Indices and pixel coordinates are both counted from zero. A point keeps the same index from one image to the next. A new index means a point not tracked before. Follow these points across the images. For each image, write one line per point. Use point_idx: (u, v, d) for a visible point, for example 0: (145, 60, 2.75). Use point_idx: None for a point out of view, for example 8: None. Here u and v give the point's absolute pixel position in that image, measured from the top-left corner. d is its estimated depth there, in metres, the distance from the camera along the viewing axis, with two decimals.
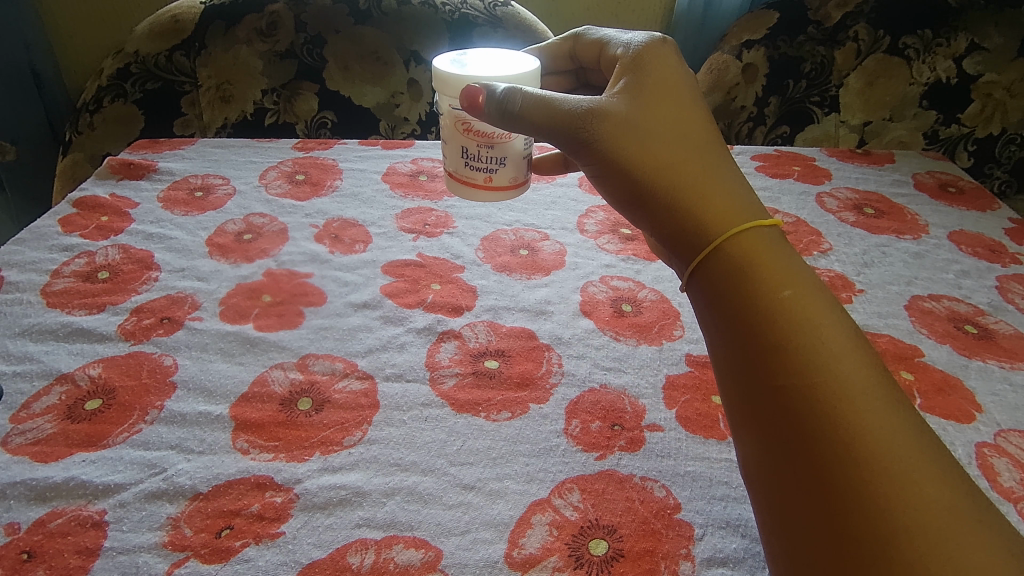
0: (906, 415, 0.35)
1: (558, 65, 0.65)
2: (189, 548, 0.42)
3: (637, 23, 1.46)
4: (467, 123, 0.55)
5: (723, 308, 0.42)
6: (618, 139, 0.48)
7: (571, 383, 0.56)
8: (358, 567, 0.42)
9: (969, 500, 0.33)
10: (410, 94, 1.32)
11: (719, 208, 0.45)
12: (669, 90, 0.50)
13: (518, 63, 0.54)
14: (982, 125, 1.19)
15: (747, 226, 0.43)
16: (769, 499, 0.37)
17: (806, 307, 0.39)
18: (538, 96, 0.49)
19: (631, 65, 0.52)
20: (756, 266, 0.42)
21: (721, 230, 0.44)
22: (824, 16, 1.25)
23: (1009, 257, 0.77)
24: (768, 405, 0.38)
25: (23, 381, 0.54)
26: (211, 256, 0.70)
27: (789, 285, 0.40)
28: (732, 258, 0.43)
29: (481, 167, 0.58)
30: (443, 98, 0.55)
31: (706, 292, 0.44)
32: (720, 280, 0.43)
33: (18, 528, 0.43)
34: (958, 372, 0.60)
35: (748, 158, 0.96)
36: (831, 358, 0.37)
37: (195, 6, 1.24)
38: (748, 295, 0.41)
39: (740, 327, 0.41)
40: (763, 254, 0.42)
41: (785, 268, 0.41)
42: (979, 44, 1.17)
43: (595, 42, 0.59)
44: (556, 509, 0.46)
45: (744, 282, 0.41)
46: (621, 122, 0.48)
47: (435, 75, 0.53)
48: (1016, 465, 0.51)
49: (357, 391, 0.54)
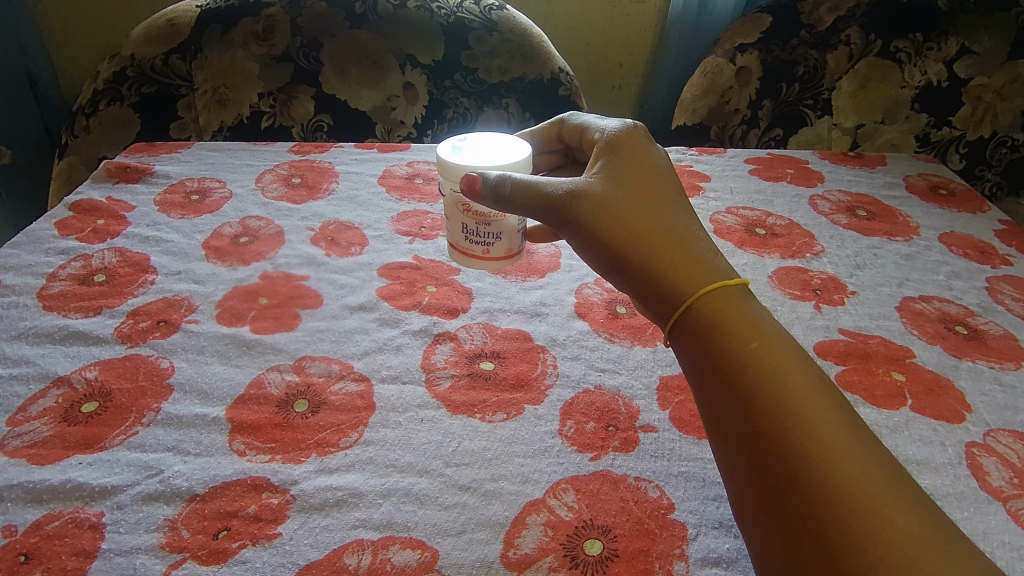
0: (874, 452, 0.36)
1: (546, 147, 0.66)
2: (186, 549, 0.43)
3: (630, 27, 1.48)
4: (466, 203, 0.57)
5: (702, 358, 0.42)
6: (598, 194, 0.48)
7: (566, 384, 0.57)
8: (355, 568, 0.42)
9: (937, 528, 0.33)
10: (406, 98, 1.33)
11: (694, 256, 0.45)
12: (641, 155, 0.51)
13: (512, 150, 0.56)
14: (974, 127, 1.20)
15: (722, 280, 0.43)
16: (759, 547, 0.37)
17: (774, 356, 0.40)
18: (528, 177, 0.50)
19: (604, 139, 0.53)
20: (727, 316, 0.42)
21: (698, 277, 0.44)
22: (817, 20, 1.26)
23: (999, 259, 0.78)
24: (749, 452, 0.38)
25: (20, 384, 0.55)
26: (208, 259, 0.71)
27: (757, 335, 0.41)
28: (706, 310, 0.43)
29: (480, 241, 0.58)
30: (445, 183, 0.57)
31: (687, 347, 0.43)
32: (698, 334, 0.43)
33: (16, 530, 0.43)
34: (948, 373, 0.60)
35: (742, 161, 0.97)
36: (800, 403, 0.37)
37: (191, 10, 1.25)
38: (722, 351, 0.41)
39: (718, 382, 0.41)
40: (732, 305, 0.42)
41: (756, 321, 0.42)
42: (969, 48, 1.18)
43: (579, 128, 0.60)
44: (551, 509, 0.46)
45: (718, 334, 0.42)
46: (601, 188, 0.49)
47: (439, 163, 0.55)
48: (1005, 465, 0.51)
49: (353, 393, 0.55)
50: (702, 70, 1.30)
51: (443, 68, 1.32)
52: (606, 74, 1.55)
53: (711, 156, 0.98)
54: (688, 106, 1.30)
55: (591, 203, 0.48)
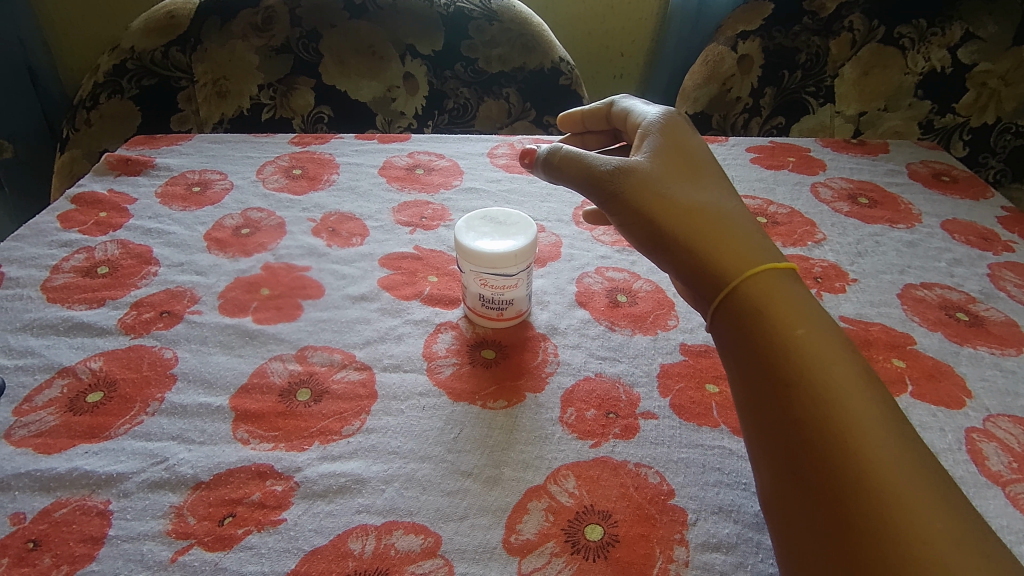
0: (915, 450, 0.36)
1: (595, 124, 0.66)
2: (192, 536, 0.43)
3: (632, 14, 1.48)
4: (483, 277, 0.58)
5: (741, 341, 0.42)
6: (644, 187, 0.50)
7: (567, 372, 0.57)
8: (360, 553, 0.43)
9: (970, 530, 0.33)
10: (406, 88, 1.33)
11: (738, 251, 0.45)
12: (682, 156, 0.52)
13: (519, 230, 0.59)
14: (977, 114, 1.17)
15: (762, 267, 0.44)
16: (783, 520, 0.38)
17: (820, 345, 0.40)
18: (580, 154, 0.54)
19: (646, 126, 0.55)
20: (770, 307, 0.42)
21: (741, 270, 0.44)
22: (819, 7, 1.24)
23: (1001, 245, 0.78)
24: (786, 435, 0.38)
25: (26, 374, 0.55)
26: (210, 251, 0.71)
27: (803, 324, 0.41)
28: (750, 298, 0.43)
29: (496, 306, 0.60)
30: (463, 262, 0.59)
31: (726, 329, 0.44)
32: (737, 318, 0.43)
33: (24, 518, 0.44)
34: (948, 359, 0.60)
35: (743, 149, 0.96)
36: (840, 391, 0.38)
37: (189, 2, 1.24)
38: (764, 335, 0.41)
39: (759, 362, 0.41)
40: (779, 297, 0.42)
41: (801, 310, 0.42)
42: (974, 33, 1.15)
43: (624, 114, 0.61)
44: (552, 495, 0.46)
45: (761, 321, 0.42)
46: (645, 183, 0.50)
47: (459, 245, 0.58)
48: (1005, 450, 0.51)
49: (355, 382, 0.55)
50: (703, 58, 1.30)
51: (443, 59, 1.32)
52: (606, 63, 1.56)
53: (712, 145, 0.98)
54: (690, 95, 1.30)
55: (636, 185, 0.50)
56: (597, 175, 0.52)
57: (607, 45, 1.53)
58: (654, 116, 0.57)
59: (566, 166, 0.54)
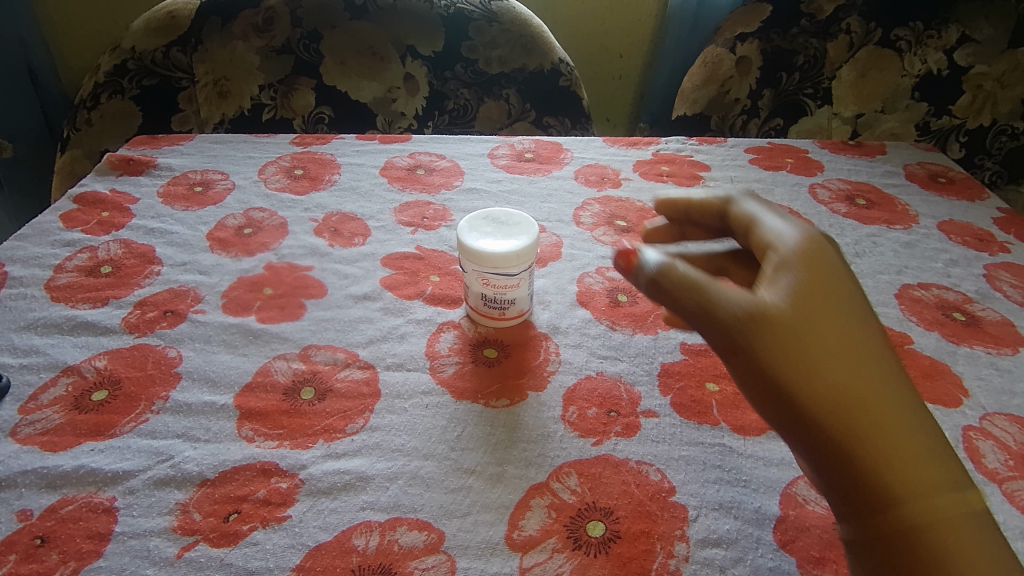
0: None
1: (705, 218, 0.54)
2: (198, 532, 0.44)
3: (631, 16, 1.49)
4: (484, 277, 0.59)
5: (877, 534, 0.36)
6: (783, 349, 0.38)
7: (569, 371, 0.57)
8: (364, 549, 0.43)
9: None
10: (407, 89, 1.33)
11: (894, 440, 0.36)
12: (832, 297, 0.40)
13: (521, 231, 0.60)
14: (973, 116, 1.18)
15: (923, 466, 0.35)
16: None
17: (974, 552, 0.34)
18: (696, 280, 0.42)
19: (781, 249, 0.43)
20: (928, 512, 0.34)
21: (896, 466, 0.35)
22: (817, 9, 1.26)
23: (997, 246, 0.79)
24: None
25: (30, 373, 0.55)
26: (212, 251, 0.71)
27: (959, 530, 0.34)
28: (903, 500, 0.35)
29: (497, 306, 0.60)
30: (465, 261, 0.59)
31: (859, 518, 0.36)
32: (882, 516, 0.35)
33: (30, 515, 0.45)
34: (945, 359, 0.61)
35: (742, 150, 0.97)
36: None
37: (191, 2, 1.25)
38: (910, 538, 0.35)
39: (897, 560, 0.35)
40: (938, 500, 0.35)
41: (959, 513, 0.35)
42: (970, 36, 1.16)
43: (750, 222, 0.48)
44: (554, 492, 0.47)
45: (910, 523, 0.35)
46: (782, 340, 0.38)
47: (460, 244, 0.59)
48: (1001, 448, 0.52)
49: (359, 380, 0.56)
50: (702, 60, 1.32)
51: (443, 60, 1.32)
52: (606, 65, 1.57)
53: (711, 146, 0.98)
54: (689, 96, 1.33)
55: (774, 341, 0.38)
56: (719, 321, 0.40)
57: (606, 47, 1.54)
58: (789, 233, 0.44)
59: (677, 293, 0.42)
